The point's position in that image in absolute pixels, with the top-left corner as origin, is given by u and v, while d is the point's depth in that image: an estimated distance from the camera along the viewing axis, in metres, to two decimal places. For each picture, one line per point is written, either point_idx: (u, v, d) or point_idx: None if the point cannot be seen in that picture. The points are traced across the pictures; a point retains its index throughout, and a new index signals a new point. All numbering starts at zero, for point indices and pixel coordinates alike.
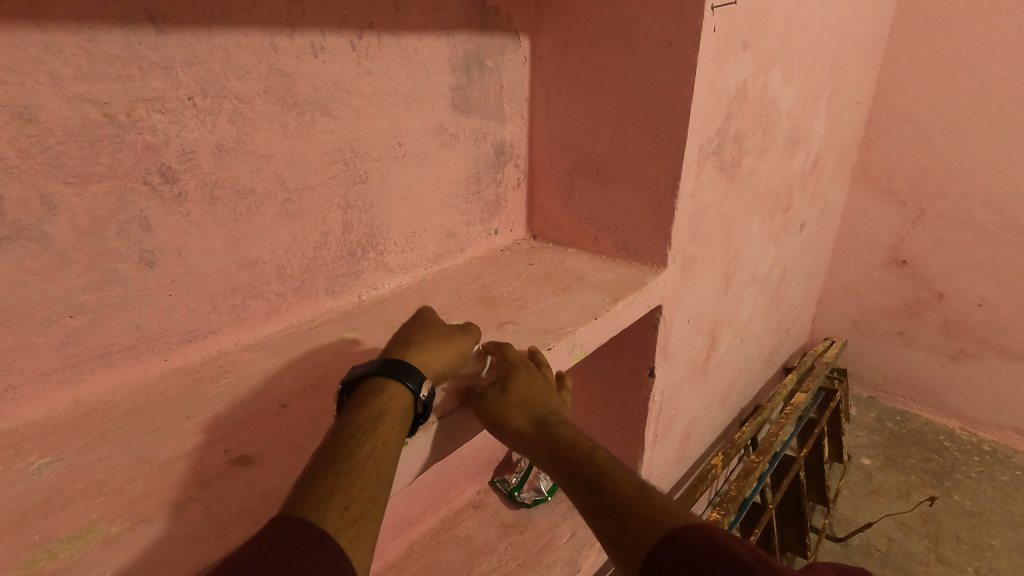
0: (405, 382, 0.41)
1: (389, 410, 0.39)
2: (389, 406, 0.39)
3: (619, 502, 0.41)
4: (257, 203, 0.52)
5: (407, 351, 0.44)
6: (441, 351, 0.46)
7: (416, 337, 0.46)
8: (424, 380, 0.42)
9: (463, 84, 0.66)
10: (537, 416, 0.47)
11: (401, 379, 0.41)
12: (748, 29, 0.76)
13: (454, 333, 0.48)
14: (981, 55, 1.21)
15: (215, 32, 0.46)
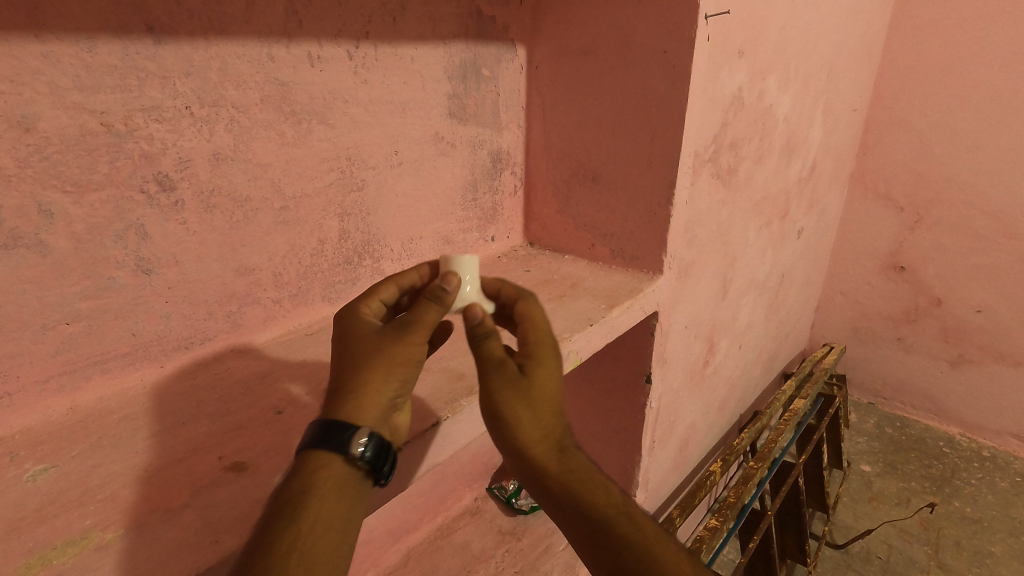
0: (327, 445, 0.34)
1: (320, 475, 0.34)
2: (326, 471, 0.34)
3: (624, 540, 0.36)
4: (254, 211, 0.52)
5: (329, 396, 0.37)
6: (371, 374, 0.37)
7: (347, 373, 0.37)
8: (353, 430, 0.35)
9: (459, 92, 0.67)
10: (546, 422, 0.40)
11: (322, 443, 0.35)
12: (743, 38, 0.77)
13: (388, 335, 0.38)
14: (976, 64, 1.22)
15: (213, 42, 0.46)
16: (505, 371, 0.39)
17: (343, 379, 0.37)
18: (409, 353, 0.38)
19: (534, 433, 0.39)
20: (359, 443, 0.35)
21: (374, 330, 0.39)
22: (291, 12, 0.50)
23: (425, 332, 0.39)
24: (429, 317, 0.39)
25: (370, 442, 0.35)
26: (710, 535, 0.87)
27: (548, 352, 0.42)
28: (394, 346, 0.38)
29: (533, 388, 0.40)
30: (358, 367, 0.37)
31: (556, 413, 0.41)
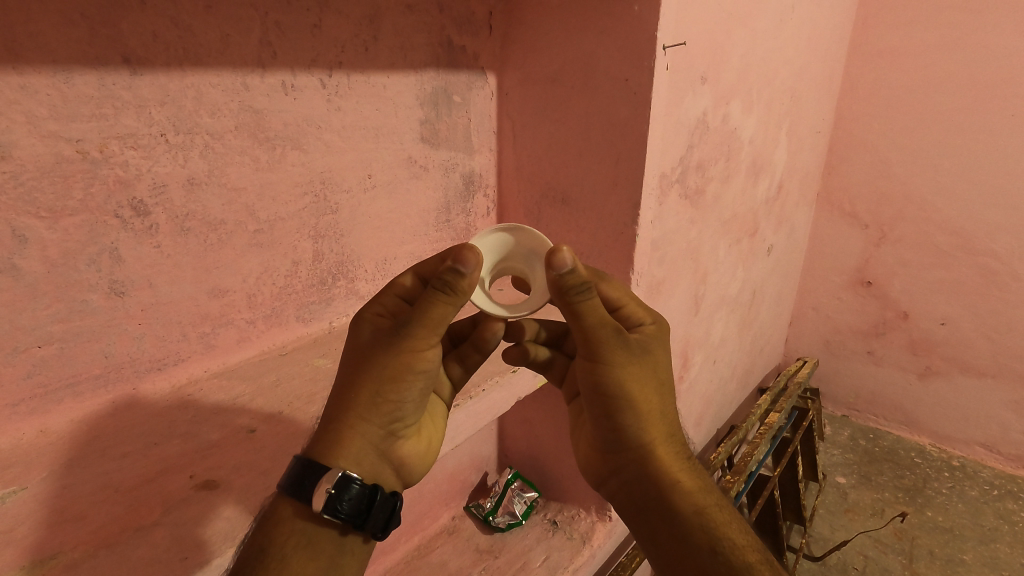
0: (298, 491, 0.38)
1: (280, 534, 0.38)
2: (286, 525, 0.38)
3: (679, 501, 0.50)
4: (228, 234, 0.53)
5: (319, 428, 0.40)
6: (357, 401, 0.40)
7: (348, 394, 0.40)
8: (326, 471, 0.38)
9: (431, 118, 0.69)
10: (663, 409, 0.50)
11: (293, 492, 0.38)
12: (705, 65, 0.81)
13: (382, 346, 0.40)
14: (931, 88, 1.29)
15: (188, 72, 0.48)
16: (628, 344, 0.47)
17: (335, 405, 0.41)
18: (405, 365, 0.40)
19: (654, 417, 0.49)
20: (326, 486, 0.38)
21: (369, 338, 0.41)
22: (265, 43, 0.52)
23: (426, 336, 0.40)
24: (432, 315, 0.40)
25: (338, 486, 0.38)
26: None
27: (659, 335, 0.51)
28: (386, 359, 0.40)
29: (651, 367, 0.48)
30: (352, 389, 0.40)
31: (670, 402, 0.50)
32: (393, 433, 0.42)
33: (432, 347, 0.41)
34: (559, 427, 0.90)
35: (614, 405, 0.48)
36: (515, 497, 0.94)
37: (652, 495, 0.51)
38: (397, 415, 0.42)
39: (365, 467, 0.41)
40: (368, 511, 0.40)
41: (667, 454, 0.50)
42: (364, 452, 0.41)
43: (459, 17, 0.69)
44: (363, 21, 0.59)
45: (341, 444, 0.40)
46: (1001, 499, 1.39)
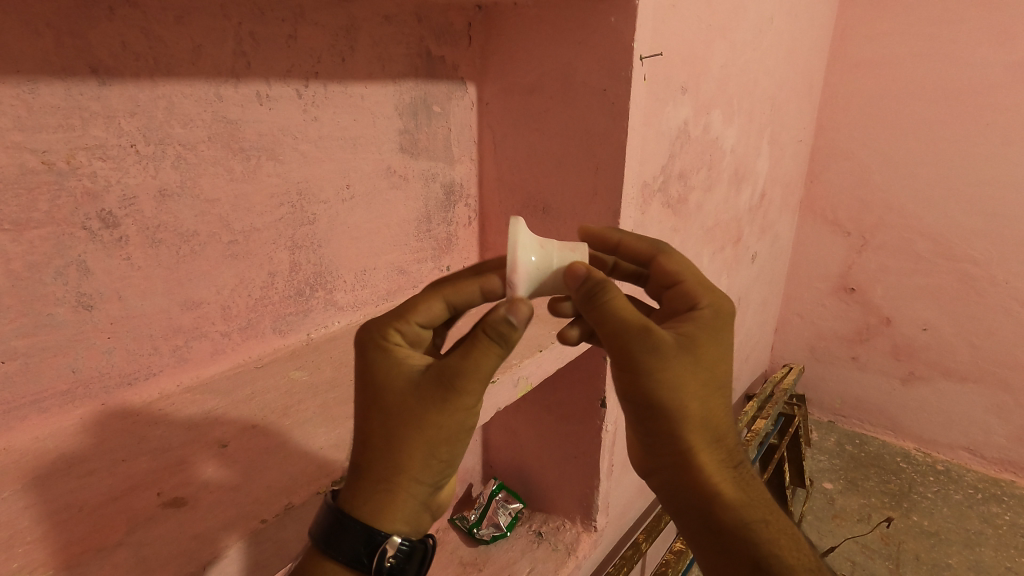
0: (351, 557, 0.37)
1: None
2: (324, 565, 0.38)
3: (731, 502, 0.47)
4: (201, 245, 0.53)
5: (367, 491, 0.38)
6: (406, 464, 0.38)
7: (392, 455, 0.38)
8: (380, 540, 0.37)
9: (411, 128, 0.69)
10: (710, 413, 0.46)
11: (344, 558, 0.37)
12: (684, 75, 0.81)
13: (431, 406, 0.37)
14: (909, 97, 1.31)
15: (159, 82, 0.47)
16: (669, 348, 0.43)
17: (385, 465, 0.38)
18: (458, 424, 0.38)
19: (699, 427, 0.45)
20: (385, 553, 0.37)
21: (413, 390, 0.38)
22: (239, 53, 0.52)
23: (478, 387, 0.38)
24: (479, 365, 0.37)
25: (395, 555, 0.37)
26: (675, 558, 0.88)
27: (721, 325, 0.47)
28: (441, 421, 0.38)
29: (699, 375, 0.44)
30: (402, 452, 0.38)
31: (722, 403, 0.47)
32: (441, 485, 0.41)
33: (481, 400, 0.39)
34: (543, 437, 0.89)
35: (649, 414, 0.45)
36: (500, 509, 0.94)
37: (699, 509, 0.48)
38: (450, 470, 0.40)
39: (418, 523, 0.40)
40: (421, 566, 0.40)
41: (715, 464, 0.47)
42: (415, 509, 0.39)
43: (438, 27, 0.69)
44: (339, 31, 0.59)
45: (390, 509, 0.38)
46: (985, 502, 1.40)
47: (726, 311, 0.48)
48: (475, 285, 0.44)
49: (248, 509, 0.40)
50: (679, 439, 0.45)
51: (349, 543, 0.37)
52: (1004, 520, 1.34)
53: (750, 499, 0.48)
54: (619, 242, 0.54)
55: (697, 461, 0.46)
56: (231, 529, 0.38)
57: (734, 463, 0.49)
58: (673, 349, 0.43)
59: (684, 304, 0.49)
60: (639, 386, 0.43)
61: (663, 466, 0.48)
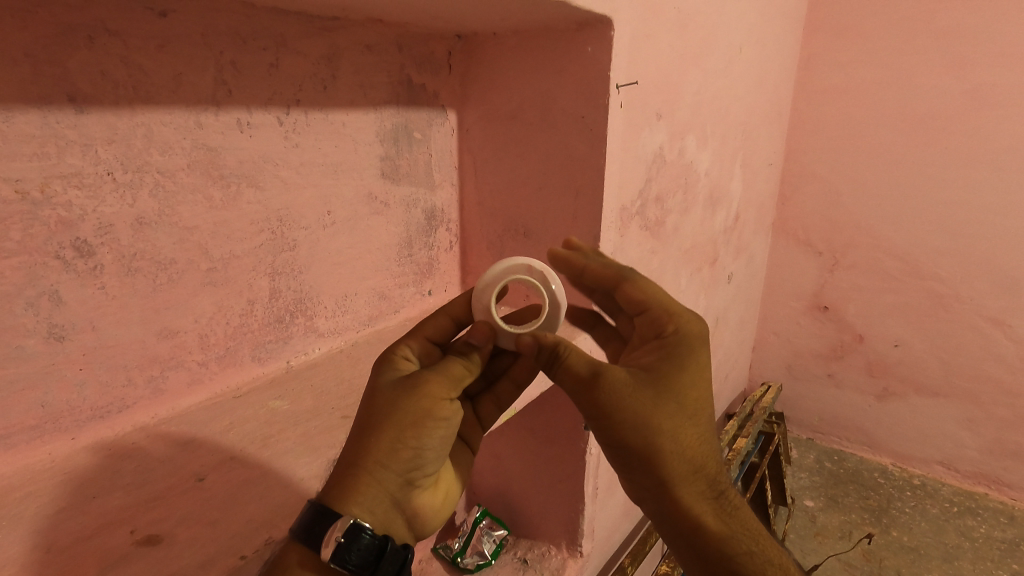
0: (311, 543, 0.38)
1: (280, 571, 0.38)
2: None
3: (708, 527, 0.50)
4: (180, 273, 0.52)
5: (336, 473, 0.40)
6: (375, 444, 0.40)
7: (363, 439, 0.41)
8: (337, 518, 0.38)
9: (392, 154, 0.70)
10: (688, 447, 0.49)
11: (304, 536, 0.38)
12: (659, 102, 0.84)
13: (403, 391, 0.43)
14: (874, 123, 1.37)
15: (138, 110, 0.47)
16: (632, 395, 0.47)
17: (353, 452, 0.41)
18: (427, 410, 0.42)
19: (676, 464, 0.48)
20: (338, 534, 0.37)
21: (391, 385, 0.44)
22: (221, 81, 0.52)
23: (445, 383, 0.44)
24: (448, 369, 0.45)
25: (349, 534, 0.37)
26: None
27: (688, 358, 0.51)
28: (407, 405, 0.42)
29: (668, 412, 0.48)
30: (370, 435, 0.41)
31: (698, 437, 0.50)
32: (410, 483, 0.43)
33: (451, 399, 0.44)
34: (527, 461, 0.89)
35: (625, 456, 0.49)
36: (484, 536, 0.93)
37: (681, 531, 0.51)
38: (417, 465, 0.42)
39: (379, 517, 0.40)
40: (378, 562, 0.39)
41: (697, 497, 0.50)
42: (378, 500, 0.40)
43: (419, 56, 0.70)
44: (321, 60, 0.59)
45: (352, 492, 0.39)
46: (961, 515, 1.42)
47: (693, 339, 0.52)
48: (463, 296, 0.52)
49: (226, 544, 0.39)
50: (659, 479, 0.49)
51: (311, 525, 0.38)
52: (980, 533, 1.37)
53: (733, 526, 0.52)
54: (586, 268, 0.56)
55: (678, 496, 0.50)
56: (208, 568, 0.37)
57: (717, 492, 0.52)
58: (638, 392, 0.48)
59: (652, 332, 0.54)
60: (615, 430, 0.47)
61: (646, 503, 0.51)
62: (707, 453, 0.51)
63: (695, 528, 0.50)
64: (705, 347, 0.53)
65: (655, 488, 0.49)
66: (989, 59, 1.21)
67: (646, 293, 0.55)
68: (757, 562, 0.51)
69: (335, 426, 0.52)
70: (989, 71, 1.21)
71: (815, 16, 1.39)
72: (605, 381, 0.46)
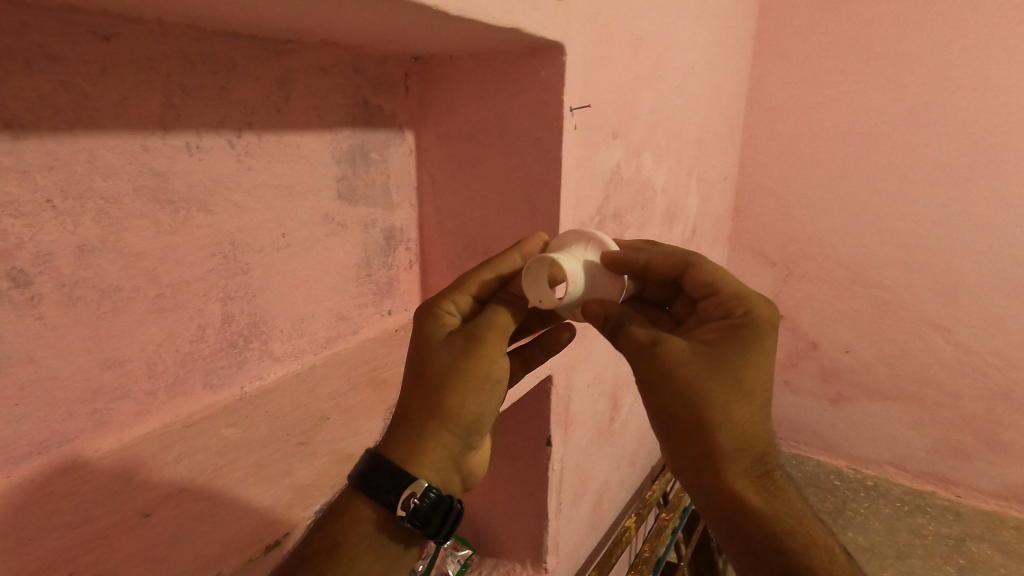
0: (384, 501, 0.46)
1: (353, 529, 0.46)
2: None
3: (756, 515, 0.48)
4: (125, 300, 0.51)
5: (404, 436, 0.47)
6: (437, 410, 0.47)
7: (426, 404, 0.47)
8: (410, 480, 0.46)
9: (349, 175, 0.69)
10: (744, 426, 0.47)
11: (377, 495, 0.46)
12: (615, 121, 0.86)
13: (460, 358, 0.48)
14: (820, 139, 1.44)
15: (79, 135, 0.46)
16: (690, 364, 0.47)
17: (418, 416, 0.48)
18: (483, 377, 0.48)
19: (731, 441, 0.47)
20: (411, 495, 0.45)
21: (447, 348, 0.49)
22: (168, 105, 0.51)
23: (498, 346, 0.49)
24: (496, 324, 0.50)
25: (421, 495, 0.45)
26: None
27: (757, 339, 0.48)
28: (465, 372, 0.48)
29: (727, 386, 0.46)
30: (433, 402, 0.47)
31: (756, 419, 0.48)
32: (467, 442, 0.50)
33: (503, 357, 0.50)
34: (491, 478, 0.89)
35: (675, 426, 0.48)
36: (447, 557, 0.94)
37: (729, 515, 0.49)
38: (475, 425, 0.49)
39: (442, 470, 0.48)
40: (443, 512, 0.47)
41: (744, 478, 0.48)
42: (441, 458, 0.48)
43: (376, 78, 0.70)
44: (274, 82, 0.59)
45: (418, 454, 0.47)
46: (911, 514, 1.48)
47: (763, 321, 0.50)
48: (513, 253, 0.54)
49: None
50: (705, 451, 0.47)
51: (384, 485, 0.46)
52: (929, 530, 1.43)
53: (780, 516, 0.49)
54: (647, 263, 0.54)
55: (728, 476, 0.48)
56: None
57: (770, 481, 0.50)
58: (697, 364, 0.47)
59: (719, 314, 0.52)
60: (667, 397, 0.47)
61: (695, 484, 0.50)
62: (763, 439, 0.49)
63: (742, 512, 0.48)
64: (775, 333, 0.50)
65: (701, 460, 0.48)
66: (923, 81, 1.29)
67: (714, 276, 0.53)
68: (805, 551, 0.49)
69: (291, 453, 0.52)
70: (922, 92, 1.29)
71: (764, 38, 1.45)
72: (663, 348, 0.47)
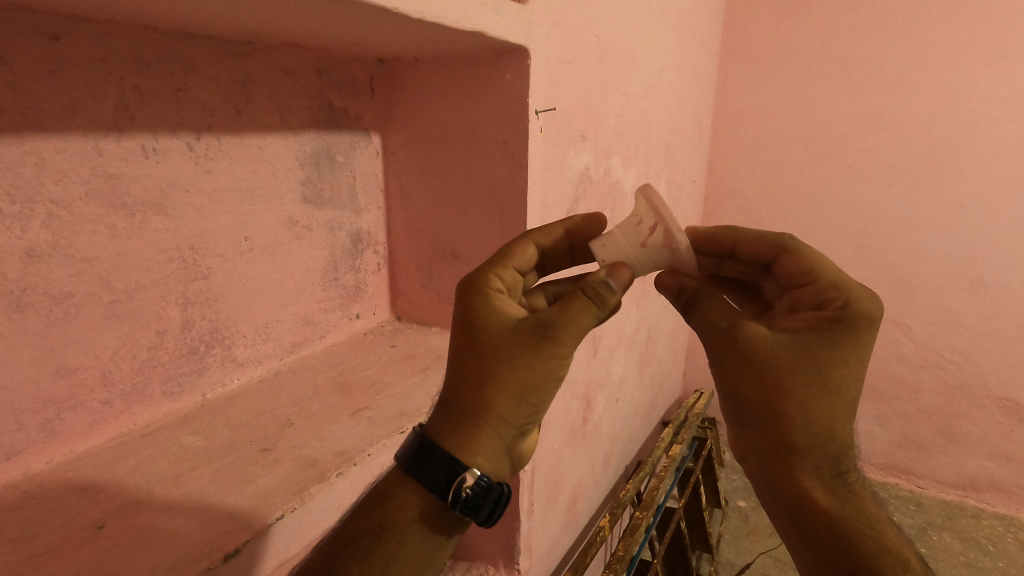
0: (434, 487, 0.44)
1: (400, 512, 0.45)
2: None
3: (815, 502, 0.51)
4: (77, 307, 0.49)
5: (461, 422, 0.45)
6: (498, 400, 0.45)
7: (486, 391, 0.45)
8: (464, 469, 0.44)
9: (314, 178, 0.69)
10: (816, 420, 0.49)
11: (427, 479, 0.44)
12: (583, 125, 0.87)
13: (529, 347, 0.45)
14: (784, 143, 1.48)
15: (27, 137, 0.45)
16: (770, 355, 0.48)
17: (477, 402, 0.45)
18: (549, 370, 0.45)
19: (801, 434, 0.49)
20: (464, 484, 0.43)
21: (514, 332, 0.45)
22: (123, 107, 0.50)
23: (571, 340, 0.45)
24: (575, 319, 0.45)
25: (473, 486, 0.43)
26: None
27: (853, 336, 0.47)
28: (532, 363, 0.45)
29: (802, 380, 0.47)
30: (494, 390, 0.45)
31: (833, 414, 0.49)
32: (520, 432, 0.48)
33: (573, 353, 0.46)
34: None
35: (745, 412, 0.50)
36: None
37: (787, 497, 0.52)
38: (531, 415, 0.47)
39: (496, 460, 0.46)
40: (491, 507, 0.45)
41: (811, 471, 0.51)
42: (496, 448, 0.46)
43: (340, 80, 0.70)
44: (234, 84, 0.58)
45: (474, 443, 0.44)
46: None
47: (862, 315, 0.47)
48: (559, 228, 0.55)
49: None
50: (776, 443, 0.50)
51: (437, 471, 0.44)
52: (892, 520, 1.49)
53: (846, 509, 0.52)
54: (736, 245, 0.55)
55: (794, 464, 0.51)
56: None
57: (841, 472, 0.52)
58: (778, 354, 0.47)
59: (813, 302, 0.50)
60: (737, 384, 0.49)
61: (758, 462, 0.53)
62: (840, 432, 0.50)
63: (804, 499, 0.51)
64: (874, 329, 0.47)
65: (769, 449, 0.51)
66: (879, 86, 1.33)
67: (814, 263, 0.50)
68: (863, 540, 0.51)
69: (253, 460, 0.51)
70: (879, 98, 1.34)
71: (729, 43, 1.48)
72: (742, 336, 0.48)
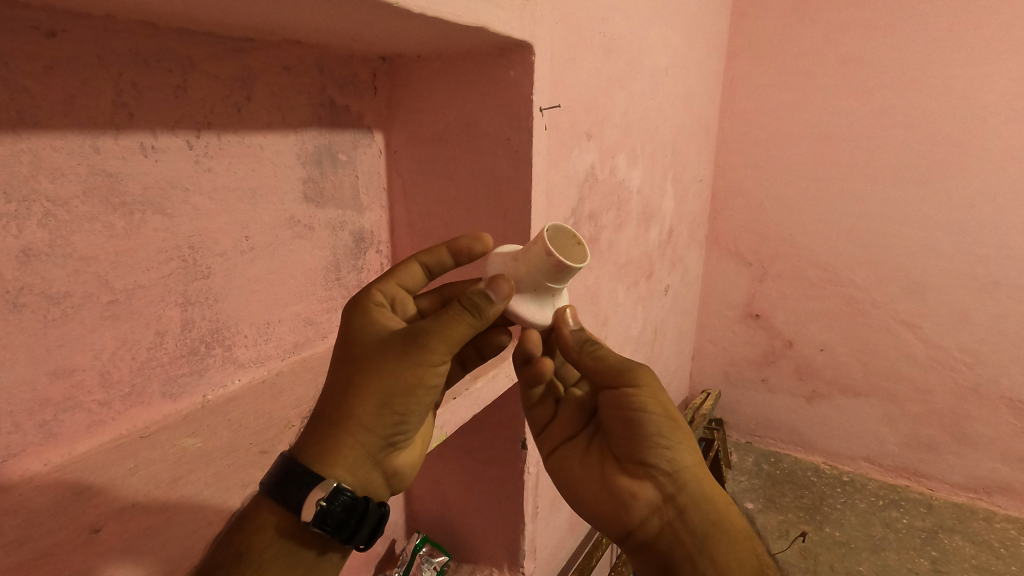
0: (292, 501, 0.43)
1: (253, 535, 0.44)
2: None
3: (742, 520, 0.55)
4: (75, 307, 0.49)
5: (320, 433, 0.45)
6: (359, 409, 0.45)
7: (345, 400, 0.45)
8: (320, 480, 0.43)
9: (316, 176, 0.68)
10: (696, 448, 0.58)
11: (282, 496, 0.43)
12: (588, 122, 0.86)
13: (394, 355, 0.45)
14: (794, 139, 1.46)
15: (22, 135, 0.44)
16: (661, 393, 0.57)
17: (339, 412, 0.45)
18: (414, 379, 0.45)
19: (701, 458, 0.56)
20: (321, 496, 0.43)
21: (379, 342, 0.46)
22: (120, 105, 0.49)
23: (439, 349, 0.46)
24: (446, 331, 0.45)
25: (330, 497, 0.43)
26: None
27: None
28: (394, 372, 0.45)
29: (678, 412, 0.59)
30: (356, 399, 0.45)
31: None
32: (389, 445, 0.47)
33: (440, 365, 0.46)
34: (467, 482, 0.87)
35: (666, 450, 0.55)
36: (424, 564, 0.90)
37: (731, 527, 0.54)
38: (398, 428, 0.47)
39: (360, 476, 0.45)
40: (352, 523, 0.44)
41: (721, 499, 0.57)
42: (359, 460, 0.45)
43: (341, 78, 0.69)
44: (234, 81, 0.58)
45: (333, 455, 0.44)
46: (886, 508, 1.49)
47: None
48: (443, 248, 0.54)
49: None
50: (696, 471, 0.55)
51: (293, 485, 0.43)
52: (903, 523, 1.44)
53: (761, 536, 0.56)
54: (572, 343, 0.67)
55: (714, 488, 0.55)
56: None
57: None
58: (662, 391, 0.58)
59: None
60: None
61: None
62: None
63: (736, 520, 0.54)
64: None
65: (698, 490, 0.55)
66: (890, 83, 1.31)
67: None
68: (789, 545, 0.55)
69: (253, 463, 0.50)
70: (889, 94, 1.32)
71: (736, 40, 1.47)
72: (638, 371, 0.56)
